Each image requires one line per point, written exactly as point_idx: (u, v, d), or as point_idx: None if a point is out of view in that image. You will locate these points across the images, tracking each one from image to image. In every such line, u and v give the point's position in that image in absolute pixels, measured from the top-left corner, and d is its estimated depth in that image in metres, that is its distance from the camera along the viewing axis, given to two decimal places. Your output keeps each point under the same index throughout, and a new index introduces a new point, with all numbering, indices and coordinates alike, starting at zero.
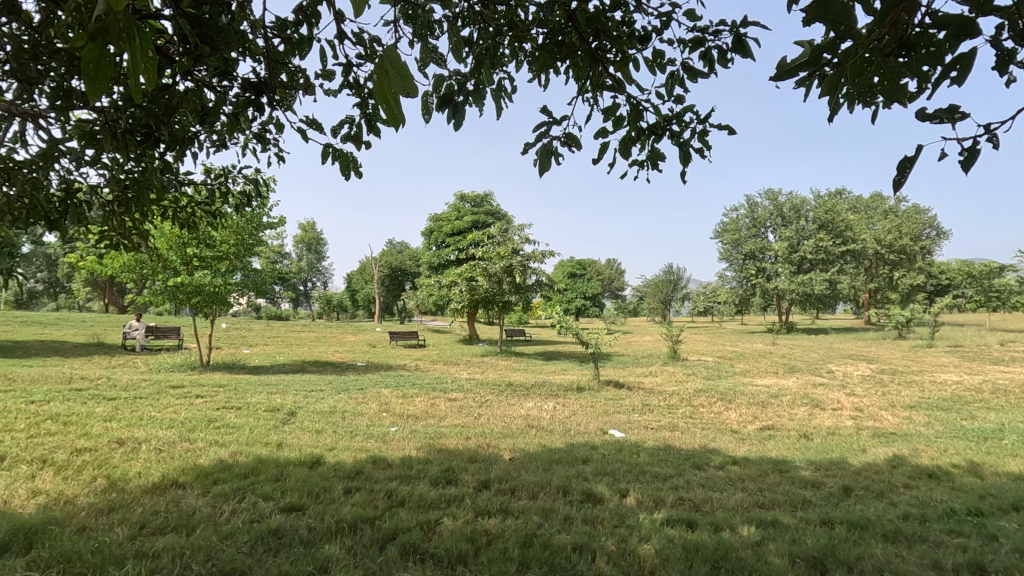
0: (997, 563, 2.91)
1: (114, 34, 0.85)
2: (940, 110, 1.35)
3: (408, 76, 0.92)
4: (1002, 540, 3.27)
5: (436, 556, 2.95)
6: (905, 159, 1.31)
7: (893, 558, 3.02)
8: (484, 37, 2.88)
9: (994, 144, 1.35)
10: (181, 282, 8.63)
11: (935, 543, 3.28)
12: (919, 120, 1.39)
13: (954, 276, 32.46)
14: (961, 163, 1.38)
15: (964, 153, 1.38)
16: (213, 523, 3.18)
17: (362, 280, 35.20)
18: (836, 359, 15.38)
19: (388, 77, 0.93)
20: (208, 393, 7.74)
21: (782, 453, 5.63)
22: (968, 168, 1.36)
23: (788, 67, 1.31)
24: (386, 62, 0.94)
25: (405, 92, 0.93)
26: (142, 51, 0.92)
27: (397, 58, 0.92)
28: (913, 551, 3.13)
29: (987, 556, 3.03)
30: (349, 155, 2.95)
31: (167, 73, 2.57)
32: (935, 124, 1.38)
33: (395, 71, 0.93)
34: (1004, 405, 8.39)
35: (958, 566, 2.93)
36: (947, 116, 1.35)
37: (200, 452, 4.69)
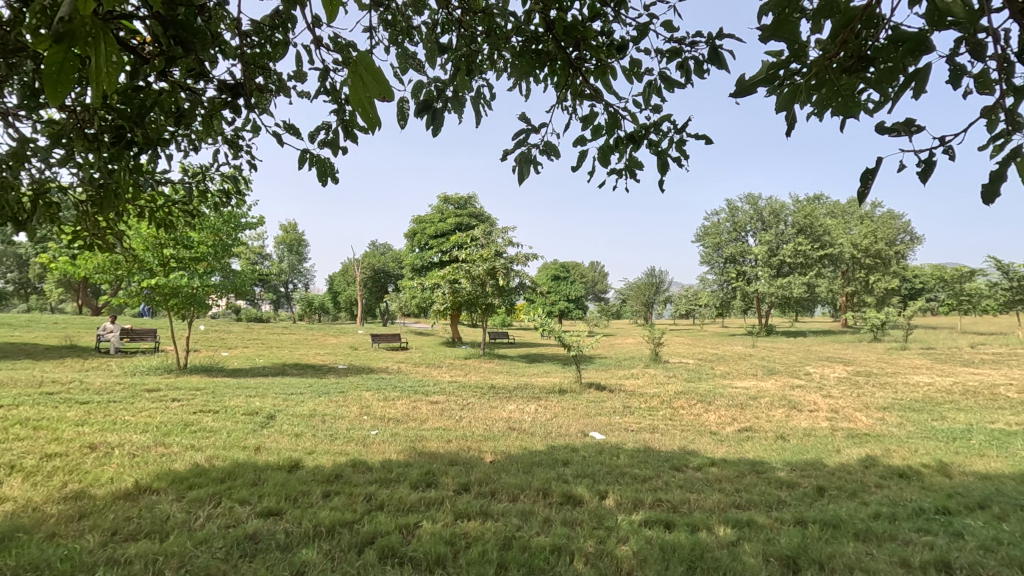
0: (962, 561, 3.02)
1: (81, 39, 0.86)
2: (896, 122, 1.33)
3: (384, 81, 0.92)
4: (967, 538, 3.40)
5: (414, 559, 2.96)
6: (865, 170, 1.32)
7: (863, 556, 3.11)
8: (462, 43, 2.92)
9: (951, 157, 1.34)
10: (157, 282, 8.49)
11: (903, 541, 3.39)
12: (876, 133, 1.39)
13: (927, 280, 33.37)
14: (919, 174, 1.38)
15: (922, 165, 1.38)
16: (188, 528, 3.16)
17: (345, 282, 34.80)
18: (813, 361, 15.71)
19: (362, 82, 0.94)
20: (185, 396, 7.63)
21: (759, 454, 5.76)
22: (927, 178, 1.36)
23: (747, 84, 1.33)
24: (359, 66, 0.94)
25: (380, 96, 0.93)
26: (111, 57, 0.93)
27: (371, 62, 0.93)
28: (882, 549, 3.24)
29: (952, 553, 3.15)
30: (327, 161, 2.96)
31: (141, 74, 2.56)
32: (894, 138, 1.37)
33: (368, 75, 0.93)
34: (973, 406, 8.67)
35: (925, 563, 3.04)
36: (905, 128, 1.34)
37: (175, 457, 4.64)
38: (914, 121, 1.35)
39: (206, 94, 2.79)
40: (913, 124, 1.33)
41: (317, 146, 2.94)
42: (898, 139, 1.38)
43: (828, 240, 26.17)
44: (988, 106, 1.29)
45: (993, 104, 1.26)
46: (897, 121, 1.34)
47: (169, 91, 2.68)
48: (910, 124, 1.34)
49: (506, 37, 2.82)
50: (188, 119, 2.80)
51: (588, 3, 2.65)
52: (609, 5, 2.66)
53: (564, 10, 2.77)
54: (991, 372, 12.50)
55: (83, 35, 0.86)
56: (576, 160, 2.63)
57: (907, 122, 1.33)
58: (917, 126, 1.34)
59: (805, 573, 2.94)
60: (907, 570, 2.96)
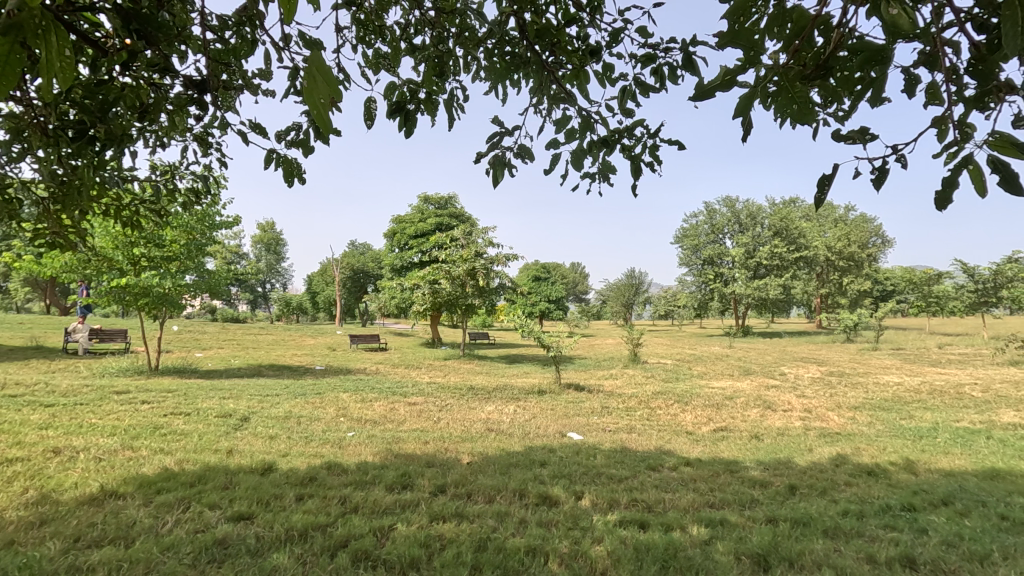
0: (925, 557, 3.10)
1: (31, 31, 0.79)
2: (850, 131, 1.35)
3: (333, 81, 0.90)
4: (931, 534, 3.49)
5: (388, 562, 2.94)
6: (822, 178, 1.31)
7: (831, 553, 3.18)
8: (436, 43, 2.89)
9: (903, 165, 1.35)
10: (127, 282, 8.29)
11: (870, 537, 3.47)
12: (832, 140, 1.41)
13: (898, 283, 34.29)
14: (874, 183, 1.38)
15: (876, 173, 1.38)
16: (155, 534, 3.09)
17: (323, 281, 34.41)
18: (788, 361, 16.04)
19: (315, 83, 0.90)
20: (156, 398, 7.46)
21: (733, 453, 5.83)
22: (881, 187, 1.36)
23: (706, 88, 1.23)
24: (314, 68, 0.90)
25: (331, 98, 0.90)
26: (60, 52, 0.86)
27: (324, 64, 0.90)
28: (850, 546, 3.30)
29: (916, 549, 3.23)
30: (294, 162, 2.92)
31: (103, 68, 2.47)
32: (848, 146, 1.39)
33: (321, 77, 0.90)
34: (939, 405, 8.93)
35: (890, 559, 3.10)
36: (859, 136, 1.36)
37: (143, 460, 4.53)
38: (866, 130, 1.37)
39: (171, 90, 2.72)
40: (866, 132, 1.35)
41: (284, 146, 2.90)
42: (852, 147, 1.40)
43: (802, 243, 26.63)
44: (936, 116, 1.31)
45: (943, 115, 1.27)
46: (851, 130, 1.35)
47: (133, 86, 2.61)
48: (864, 132, 1.35)
49: (478, 41, 2.81)
50: (153, 115, 2.72)
51: (563, 7, 2.66)
52: (584, 10, 2.67)
53: (538, 13, 2.77)
54: (957, 372, 12.87)
55: (33, 29, 0.80)
56: (550, 163, 2.63)
57: (862, 130, 1.35)
58: (869, 135, 1.36)
59: (776, 570, 2.98)
60: (873, 566, 3.03)
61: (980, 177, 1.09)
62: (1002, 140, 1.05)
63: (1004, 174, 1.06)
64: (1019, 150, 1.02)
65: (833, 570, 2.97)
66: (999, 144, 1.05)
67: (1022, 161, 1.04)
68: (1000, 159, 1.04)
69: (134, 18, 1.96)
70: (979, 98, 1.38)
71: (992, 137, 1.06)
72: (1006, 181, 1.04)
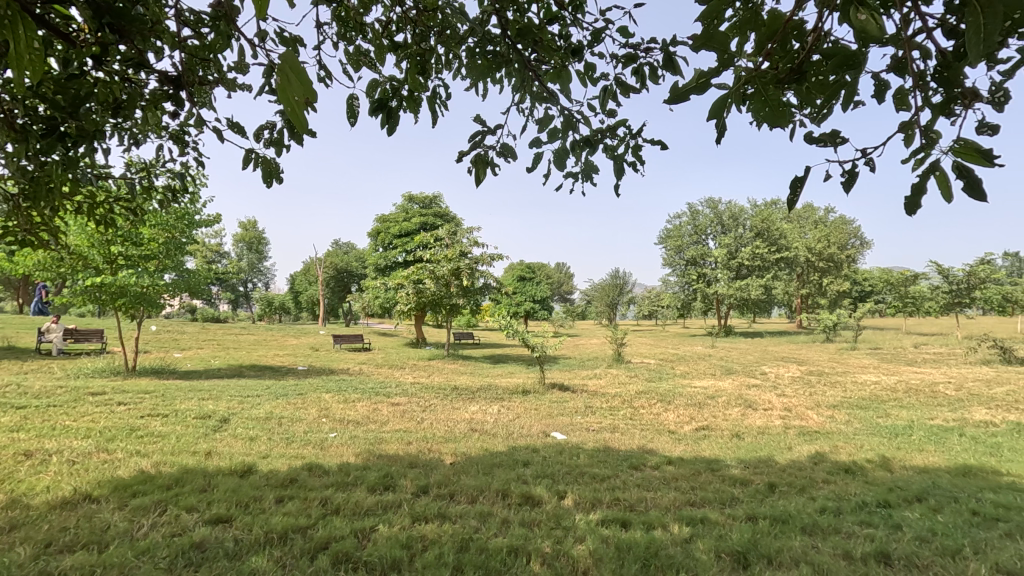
0: (900, 552, 3.16)
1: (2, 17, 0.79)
2: (822, 134, 1.37)
3: (307, 80, 0.88)
4: (905, 529, 3.56)
5: (369, 564, 2.91)
6: (795, 180, 1.33)
7: (809, 549, 3.22)
8: (417, 41, 2.87)
9: (872, 168, 1.38)
10: (103, 282, 8.08)
11: (847, 534, 3.53)
12: (805, 143, 1.43)
13: (875, 284, 34.97)
14: (845, 185, 1.41)
15: (846, 176, 1.41)
16: (130, 538, 3.02)
17: (307, 281, 34.07)
18: (770, 360, 16.27)
19: (290, 82, 0.90)
20: (133, 399, 7.32)
21: (714, 452, 5.89)
22: (852, 190, 1.39)
23: (679, 91, 1.22)
24: (287, 65, 0.89)
25: (304, 97, 0.89)
26: (27, 41, 0.85)
27: (298, 64, 0.88)
28: (828, 542, 3.36)
29: (891, 544, 3.29)
30: (273, 161, 2.89)
31: (75, 62, 2.40)
32: (820, 149, 1.41)
33: (294, 76, 0.89)
34: (914, 403, 9.12)
35: (866, 554, 3.16)
36: (831, 139, 1.38)
37: (118, 463, 4.43)
38: (837, 133, 1.39)
39: (145, 85, 2.65)
40: (838, 136, 1.38)
41: (263, 145, 2.86)
42: (825, 150, 1.42)
43: (784, 244, 27.02)
44: (904, 121, 1.33)
45: (909, 121, 1.30)
46: (823, 133, 1.37)
47: (105, 81, 2.54)
48: (835, 136, 1.37)
49: (460, 39, 2.80)
50: (127, 111, 2.65)
51: (545, 6, 2.66)
52: (566, 9, 2.67)
53: (520, 13, 2.77)
54: (932, 371, 13.16)
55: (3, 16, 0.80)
56: (532, 162, 2.63)
57: (833, 134, 1.38)
58: (839, 139, 1.38)
59: (755, 567, 3.02)
60: (849, 562, 3.08)
61: (945, 183, 1.11)
62: (967, 147, 1.06)
63: (969, 180, 1.07)
64: (984, 157, 1.03)
65: (811, 566, 3.01)
66: (964, 151, 1.06)
67: (984, 166, 1.05)
68: (964, 165, 1.06)
69: (107, 11, 1.90)
70: (947, 104, 1.41)
71: (958, 143, 1.07)
72: (970, 187, 1.06)
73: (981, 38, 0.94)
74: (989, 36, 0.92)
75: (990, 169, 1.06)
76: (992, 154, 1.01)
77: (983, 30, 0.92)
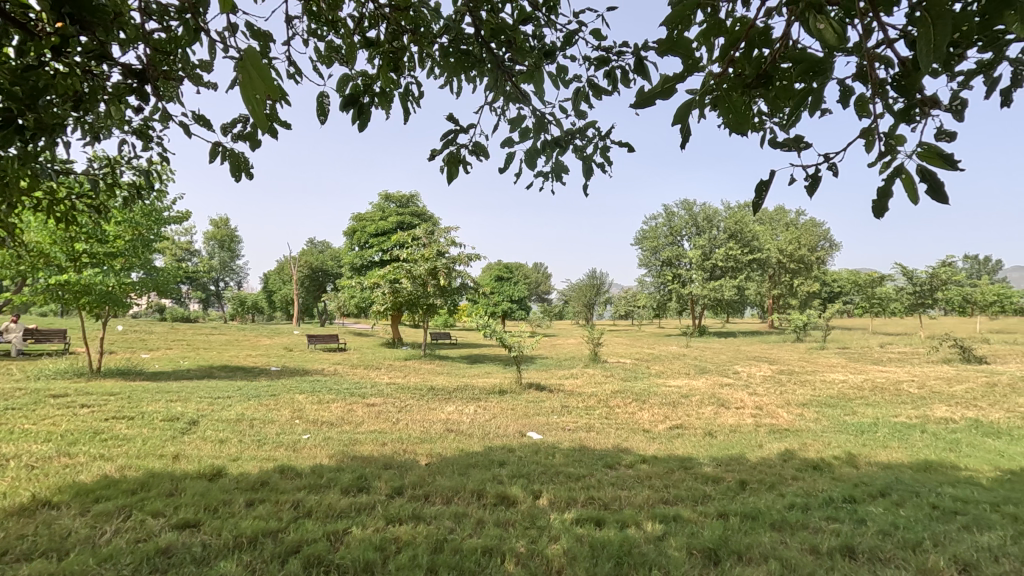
0: (864, 547, 3.24)
1: None
2: (787, 139, 1.41)
3: (269, 81, 0.88)
4: (869, 524, 3.66)
5: (342, 566, 2.87)
6: (762, 183, 1.36)
7: (777, 545, 3.29)
8: (389, 38, 2.83)
9: (835, 172, 1.42)
10: (67, 280, 7.79)
11: (814, 529, 3.61)
12: (771, 147, 1.46)
13: (844, 285, 35.91)
14: (807, 189, 1.45)
15: (809, 180, 1.45)
16: (92, 545, 2.93)
17: (281, 280, 33.51)
18: (742, 360, 16.57)
19: (250, 77, 0.88)
20: (97, 401, 7.10)
21: (688, 450, 5.97)
22: (815, 193, 1.43)
23: (646, 95, 1.23)
24: (248, 62, 0.87)
25: (267, 96, 0.88)
26: None
27: (259, 60, 0.87)
28: (796, 538, 3.43)
29: (856, 539, 3.38)
30: (241, 156, 2.83)
31: (34, 52, 2.31)
32: (786, 153, 1.45)
33: (255, 71, 0.87)
34: (879, 401, 9.40)
35: (832, 549, 3.25)
36: (795, 144, 1.42)
37: (80, 468, 4.29)
38: (802, 138, 1.43)
39: (108, 78, 2.57)
40: (802, 141, 1.41)
41: (231, 139, 2.80)
42: (789, 154, 1.45)
43: (756, 245, 27.52)
44: (866, 127, 1.38)
45: (871, 126, 1.34)
46: (788, 137, 1.41)
47: (65, 73, 2.45)
48: (800, 140, 1.41)
49: (432, 37, 2.78)
50: (89, 105, 2.56)
51: (519, 6, 2.66)
52: (540, 10, 2.68)
53: (494, 13, 2.77)
54: (897, 370, 13.57)
55: None
56: (504, 162, 2.63)
57: (798, 138, 1.41)
58: (805, 143, 1.42)
59: (725, 564, 3.07)
60: (815, 557, 3.16)
61: (907, 186, 1.14)
62: (928, 152, 1.09)
63: (931, 183, 1.10)
64: (944, 161, 1.07)
65: (779, 561, 3.08)
66: (926, 155, 1.10)
67: (946, 171, 1.09)
68: (927, 168, 1.09)
69: (68, 2, 1.83)
70: (907, 112, 1.46)
71: (919, 148, 1.11)
72: (933, 190, 1.09)
73: (933, 48, 0.97)
74: (939, 46, 0.96)
75: (950, 172, 1.09)
76: (952, 158, 1.04)
77: (935, 41, 0.96)
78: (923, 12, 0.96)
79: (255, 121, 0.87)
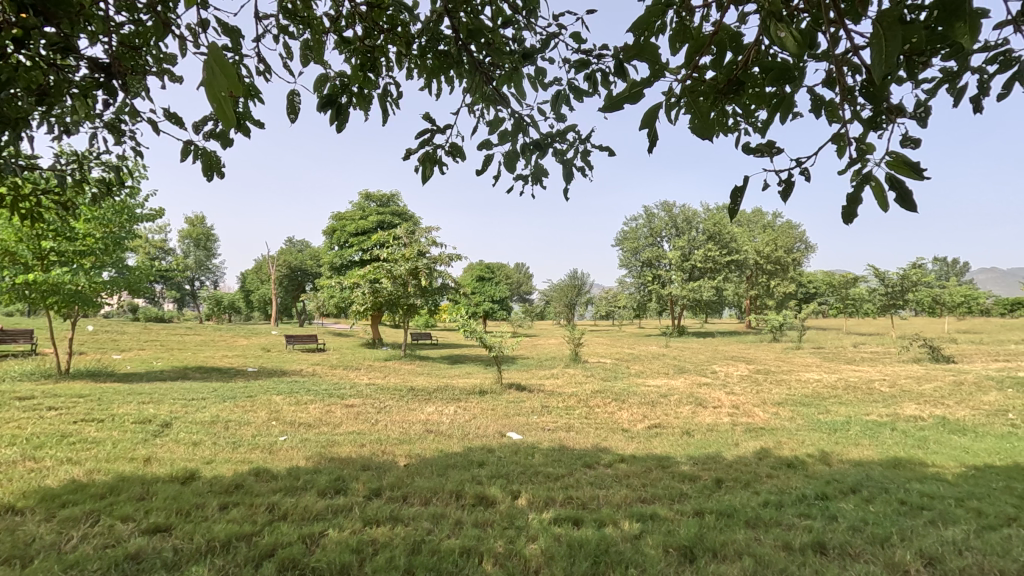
0: (835, 543, 3.31)
1: None
2: (759, 144, 1.43)
3: (235, 76, 0.84)
4: (840, 520, 3.74)
5: (317, 570, 2.83)
6: (736, 187, 1.38)
7: (751, 542, 3.34)
8: (366, 38, 2.80)
9: (806, 177, 1.45)
10: (33, 279, 7.57)
11: (787, 525, 3.68)
12: (744, 152, 1.48)
13: (819, 286, 36.66)
14: (780, 194, 1.48)
15: (782, 185, 1.47)
16: (57, 551, 2.85)
17: (258, 280, 33.04)
18: (720, 360, 16.79)
19: (214, 76, 0.84)
20: (66, 404, 6.90)
21: (666, 449, 6.04)
22: (787, 198, 1.46)
23: (614, 101, 1.24)
24: (213, 61, 0.84)
25: (230, 93, 0.84)
26: None
27: (224, 58, 0.83)
28: (769, 534, 3.49)
29: (827, 535, 3.45)
30: (214, 154, 2.78)
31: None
32: (759, 158, 1.47)
33: (219, 69, 0.83)
34: (852, 400, 9.62)
35: (804, 545, 3.31)
36: (768, 150, 1.44)
37: (46, 472, 4.17)
38: (775, 143, 1.45)
39: (75, 72, 2.50)
40: (774, 146, 1.44)
41: (202, 137, 2.75)
42: (761, 160, 1.48)
43: (734, 247, 27.90)
44: (835, 134, 1.41)
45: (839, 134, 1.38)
46: (759, 143, 1.44)
47: (29, 66, 2.37)
48: (771, 146, 1.44)
49: (410, 38, 2.77)
50: (54, 100, 2.50)
51: (498, 8, 2.66)
52: (520, 13, 2.69)
53: (473, 14, 2.76)
54: (869, 368, 13.90)
55: None
56: (482, 164, 2.63)
57: (770, 144, 1.44)
58: (777, 149, 1.44)
59: (700, 561, 3.11)
60: (788, 553, 3.22)
61: (877, 194, 1.16)
62: (897, 160, 1.11)
63: (899, 192, 1.12)
64: (912, 170, 1.09)
65: (753, 558, 3.13)
66: (895, 164, 1.11)
67: (913, 180, 1.11)
68: (895, 177, 1.11)
69: None
70: (874, 119, 1.51)
71: (887, 157, 1.12)
72: (901, 199, 1.11)
73: (884, 60, 1.00)
74: (891, 57, 0.98)
75: (916, 181, 1.11)
76: (920, 167, 1.06)
77: (886, 52, 0.98)
78: (875, 23, 0.99)
79: (221, 117, 0.82)
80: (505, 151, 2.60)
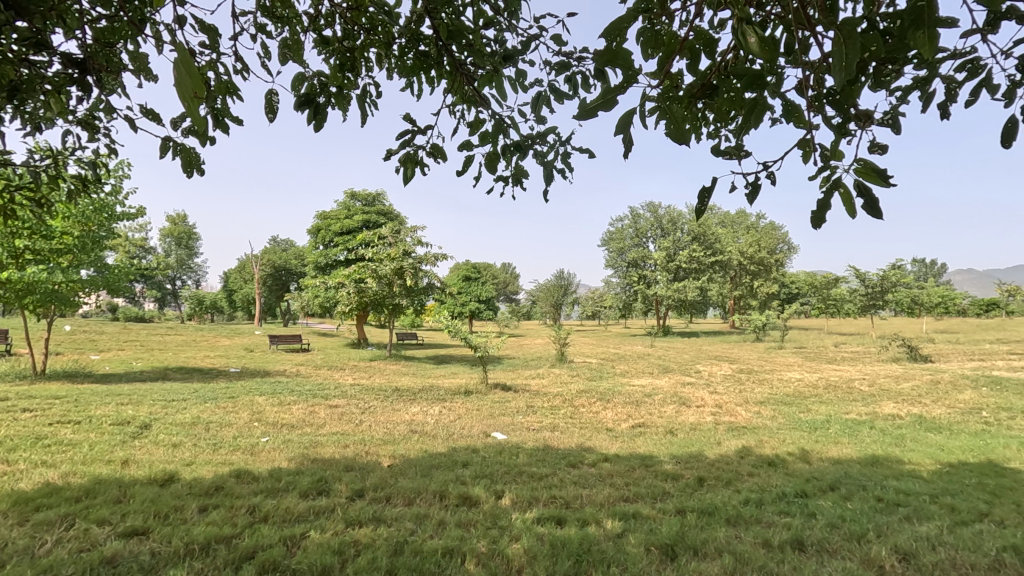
0: (813, 540, 3.37)
1: None
2: (728, 147, 1.47)
3: (204, 78, 0.83)
4: (818, 517, 3.80)
5: (298, 572, 2.81)
6: (703, 189, 1.41)
7: (731, 539, 3.39)
8: (346, 37, 2.78)
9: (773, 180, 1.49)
10: (8, 278, 7.40)
11: (767, 523, 3.74)
12: (714, 155, 1.51)
13: (801, 286, 37.17)
14: (748, 196, 1.52)
15: (749, 187, 1.52)
16: (30, 556, 2.80)
17: (242, 279, 32.64)
18: (704, 360, 16.93)
19: (181, 77, 0.83)
20: (41, 405, 6.76)
21: (649, 448, 6.08)
22: (754, 200, 1.50)
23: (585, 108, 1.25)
24: (181, 60, 0.83)
25: (197, 93, 0.82)
26: None
27: (191, 58, 0.83)
28: (749, 532, 3.54)
29: (806, 532, 3.51)
30: (192, 151, 2.75)
31: None
32: (727, 161, 1.51)
33: (186, 70, 0.83)
34: (832, 398, 9.77)
35: (783, 542, 3.36)
36: (736, 153, 1.48)
37: (19, 475, 4.08)
38: (743, 146, 1.48)
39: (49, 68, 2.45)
40: (742, 149, 1.47)
41: (181, 134, 2.73)
42: (730, 162, 1.52)
43: (718, 248, 28.19)
44: (802, 139, 1.45)
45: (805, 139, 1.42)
46: (728, 146, 1.47)
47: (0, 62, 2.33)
48: (740, 149, 1.47)
49: (390, 38, 2.76)
50: (27, 95, 2.45)
51: (480, 9, 2.66)
52: (502, 15, 2.70)
53: (454, 15, 2.77)
54: (849, 368, 14.11)
55: None
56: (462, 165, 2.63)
57: (738, 147, 1.47)
58: (745, 152, 1.47)
59: (682, 559, 3.15)
60: (767, 550, 3.27)
61: (846, 200, 1.20)
62: (865, 167, 1.15)
63: (866, 199, 1.16)
64: (878, 177, 1.12)
65: (732, 555, 3.17)
66: (863, 171, 1.15)
67: (880, 187, 1.14)
68: (862, 184, 1.15)
69: None
70: (842, 126, 1.55)
71: (857, 163, 1.16)
72: (869, 205, 1.14)
73: (846, 68, 1.02)
74: (850, 66, 1.01)
75: (883, 188, 1.15)
76: (884, 173, 1.10)
77: (848, 59, 1.01)
78: (836, 32, 1.02)
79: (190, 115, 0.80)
80: (486, 151, 2.60)
